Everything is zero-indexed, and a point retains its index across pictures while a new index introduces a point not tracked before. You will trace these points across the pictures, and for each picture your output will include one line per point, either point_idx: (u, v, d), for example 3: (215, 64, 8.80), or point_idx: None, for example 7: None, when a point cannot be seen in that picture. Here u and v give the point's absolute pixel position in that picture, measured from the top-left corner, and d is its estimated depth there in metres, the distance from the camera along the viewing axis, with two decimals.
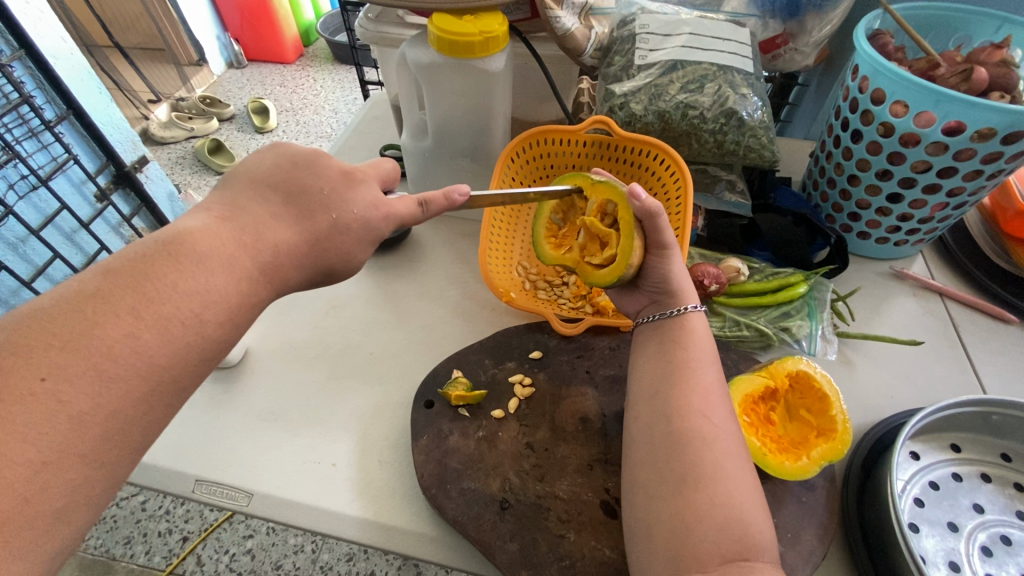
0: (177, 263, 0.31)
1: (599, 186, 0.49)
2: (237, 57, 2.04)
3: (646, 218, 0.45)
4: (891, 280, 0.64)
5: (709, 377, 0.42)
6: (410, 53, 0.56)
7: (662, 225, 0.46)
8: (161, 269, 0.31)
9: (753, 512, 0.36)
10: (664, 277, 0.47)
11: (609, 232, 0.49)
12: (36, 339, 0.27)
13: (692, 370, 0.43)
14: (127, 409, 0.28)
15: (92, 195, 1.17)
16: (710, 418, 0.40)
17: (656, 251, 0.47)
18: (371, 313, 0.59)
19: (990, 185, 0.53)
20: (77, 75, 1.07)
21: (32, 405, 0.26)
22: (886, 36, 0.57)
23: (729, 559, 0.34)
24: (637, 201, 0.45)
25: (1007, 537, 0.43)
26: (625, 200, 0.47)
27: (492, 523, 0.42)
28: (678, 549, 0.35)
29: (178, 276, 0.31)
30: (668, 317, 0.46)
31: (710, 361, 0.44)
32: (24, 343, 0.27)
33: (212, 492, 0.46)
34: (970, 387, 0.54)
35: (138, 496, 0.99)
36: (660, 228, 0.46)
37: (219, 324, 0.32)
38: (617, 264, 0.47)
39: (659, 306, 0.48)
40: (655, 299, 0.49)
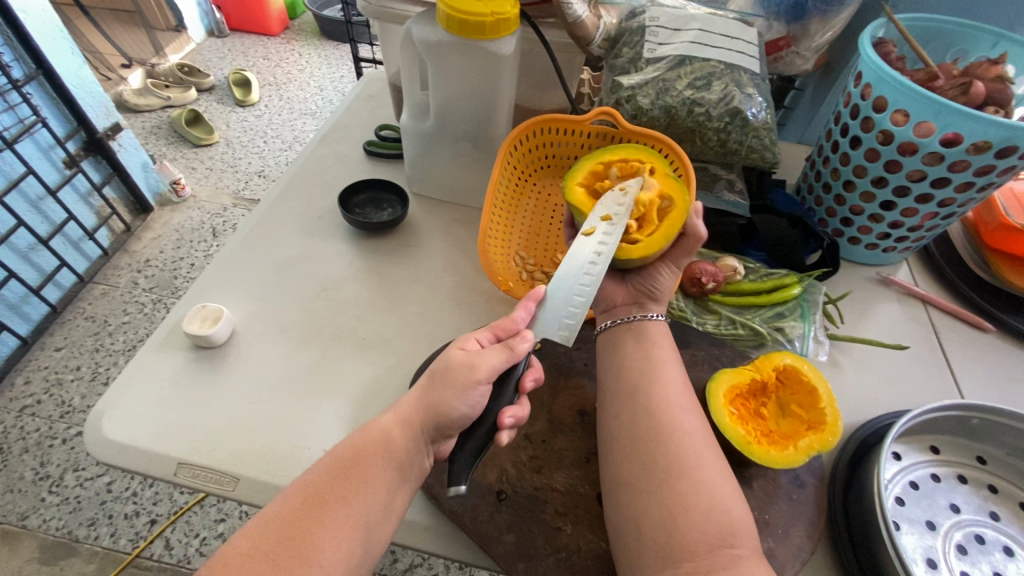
0: (369, 453, 0.37)
1: (671, 180, 0.51)
2: (219, 25, 1.97)
3: (691, 234, 0.49)
4: (876, 285, 0.65)
5: (677, 372, 0.44)
6: (416, 30, 0.54)
7: (693, 249, 0.49)
8: (361, 449, 0.38)
9: (746, 506, 0.37)
10: (656, 280, 0.50)
11: (650, 222, 0.50)
12: (280, 501, 0.36)
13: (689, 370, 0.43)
14: (307, 520, 0.34)
15: (60, 160, 1.11)
16: (700, 414, 0.40)
17: (669, 262, 0.50)
18: (365, 295, 0.59)
19: (979, 198, 0.54)
20: (48, 33, 1.02)
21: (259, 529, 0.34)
22: (888, 44, 0.58)
23: (720, 548, 0.34)
24: (697, 219, 0.48)
25: (982, 536, 0.45)
26: (685, 211, 0.49)
27: (488, 513, 0.41)
28: (672, 539, 0.35)
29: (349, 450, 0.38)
30: (648, 320, 0.47)
31: (676, 359, 0.45)
32: (278, 512, 0.35)
33: (196, 476, 0.45)
34: (949, 390, 0.56)
35: (106, 477, 1.01)
36: (687, 250, 0.50)
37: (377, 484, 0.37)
38: (646, 247, 0.48)
39: (641, 308, 0.49)
40: (639, 300, 0.49)
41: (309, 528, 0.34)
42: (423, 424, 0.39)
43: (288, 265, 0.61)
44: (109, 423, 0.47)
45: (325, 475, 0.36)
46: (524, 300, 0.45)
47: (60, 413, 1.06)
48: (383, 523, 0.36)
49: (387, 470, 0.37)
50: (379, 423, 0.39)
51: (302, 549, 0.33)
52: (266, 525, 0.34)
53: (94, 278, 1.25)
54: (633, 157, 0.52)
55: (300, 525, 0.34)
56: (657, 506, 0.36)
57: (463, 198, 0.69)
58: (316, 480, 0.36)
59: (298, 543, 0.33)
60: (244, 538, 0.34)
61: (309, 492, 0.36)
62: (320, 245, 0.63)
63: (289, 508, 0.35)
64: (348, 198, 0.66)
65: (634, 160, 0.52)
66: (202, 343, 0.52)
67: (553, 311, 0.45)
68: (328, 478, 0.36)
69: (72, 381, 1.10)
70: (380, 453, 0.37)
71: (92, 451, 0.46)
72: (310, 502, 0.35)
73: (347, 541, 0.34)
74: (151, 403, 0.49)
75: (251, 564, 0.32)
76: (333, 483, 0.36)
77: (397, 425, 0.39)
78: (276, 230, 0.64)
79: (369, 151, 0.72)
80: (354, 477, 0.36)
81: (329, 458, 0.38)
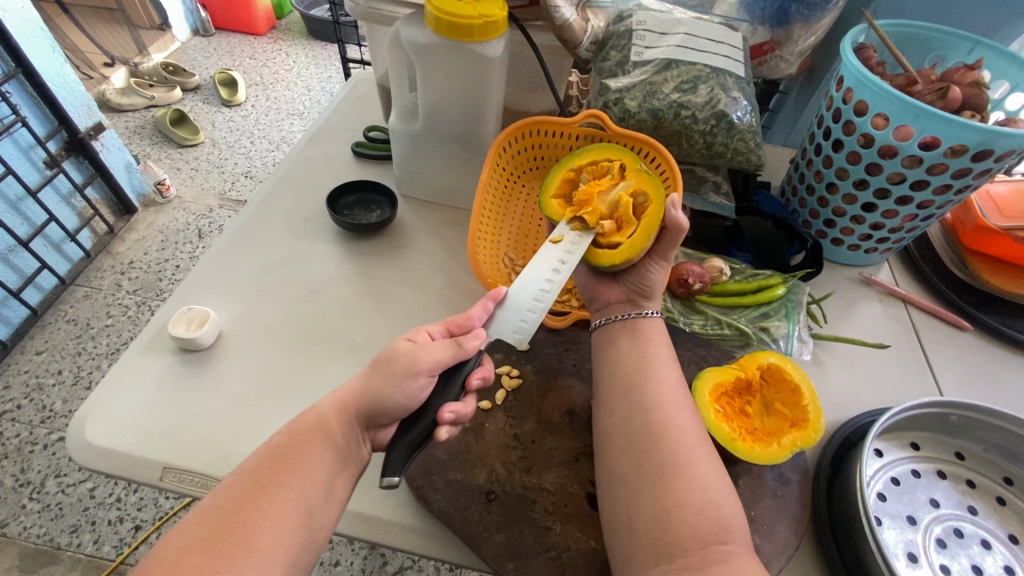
0: (308, 440, 0.38)
1: (642, 174, 0.50)
2: (204, 24, 1.95)
3: (671, 228, 0.48)
4: (859, 286, 0.66)
5: (668, 370, 0.44)
6: (404, 31, 0.54)
7: (676, 243, 0.49)
8: (300, 436, 0.38)
9: (732, 501, 0.38)
10: (646, 277, 0.50)
11: (630, 219, 0.50)
12: (215, 494, 0.36)
13: (661, 365, 0.44)
14: (243, 507, 0.35)
15: (40, 160, 1.10)
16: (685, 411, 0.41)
17: (655, 257, 0.50)
18: (355, 297, 0.59)
19: (957, 200, 0.56)
20: (28, 31, 1.01)
21: (195, 520, 0.35)
22: (869, 49, 0.59)
23: (708, 544, 0.35)
24: (675, 210, 0.47)
25: (960, 530, 0.46)
26: (662, 202, 0.48)
27: (478, 513, 0.41)
28: (662, 534, 0.35)
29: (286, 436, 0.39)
30: (642, 318, 0.48)
31: (667, 356, 0.45)
32: (214, 505, 0.35)
33: (183, 480, 0.45)
34: (929, 387, 0.57)
35: (88, 483, 0.99)
36: (672, 243, 0.49)
37: (320, 470, 0.37)
38: (625, 248, 0.48)
39: (634, 306, 0.49)
40: (631, 299, 0.50)
41: (249, 518, 0.34)
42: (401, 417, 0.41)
43: (274, 267, 0.60)
44: (93, 427, 0.47)
45: (262, 463, 0.37)
46: (484, 299, 0.45)
47: (41, 419, 1.04)
48: (325, 509, 0.37)
49: (330, 455, 0.38)
50: (317, 408, 0.40)
51: (241, 534, 0.34)
52: (202, 517, 0.34)
53: (75, 280, 1.23)
54: (601, 157, 0.52)
55: (237, 513, 0.34)
56: (646, 505, 0.36)
57: (452, 199, 0.69)
58: (253, 469, 0.37)
59: (237, 528, 0.34)
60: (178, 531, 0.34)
61: (246, 481, 0.36)
62: (307, 247, 0.63)
63: (227, 496, 0.35)
64: (336, 200, 0.66)
65: (601, 160, 0.52)
66: (188, 346, 0.52)
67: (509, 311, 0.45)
68: (263, 466, 0.37)
69: (53, 386, 1.08)
70: (318, 437, 0.38)
71: (75, 456, 0.45)
72: (249, 490, 0.36)
73: (288, 524, 0.35)
74: (136, 407, 0.49)
75: (186, 555, 0.33)
76: (269, 468, 0.37)
77: (336, 411, 0.40)
78: (263, 231, 0.64)
79: (358, 152, 0.72)
80: (289, 461, 0.37)
81: (269, 447, 0.38)
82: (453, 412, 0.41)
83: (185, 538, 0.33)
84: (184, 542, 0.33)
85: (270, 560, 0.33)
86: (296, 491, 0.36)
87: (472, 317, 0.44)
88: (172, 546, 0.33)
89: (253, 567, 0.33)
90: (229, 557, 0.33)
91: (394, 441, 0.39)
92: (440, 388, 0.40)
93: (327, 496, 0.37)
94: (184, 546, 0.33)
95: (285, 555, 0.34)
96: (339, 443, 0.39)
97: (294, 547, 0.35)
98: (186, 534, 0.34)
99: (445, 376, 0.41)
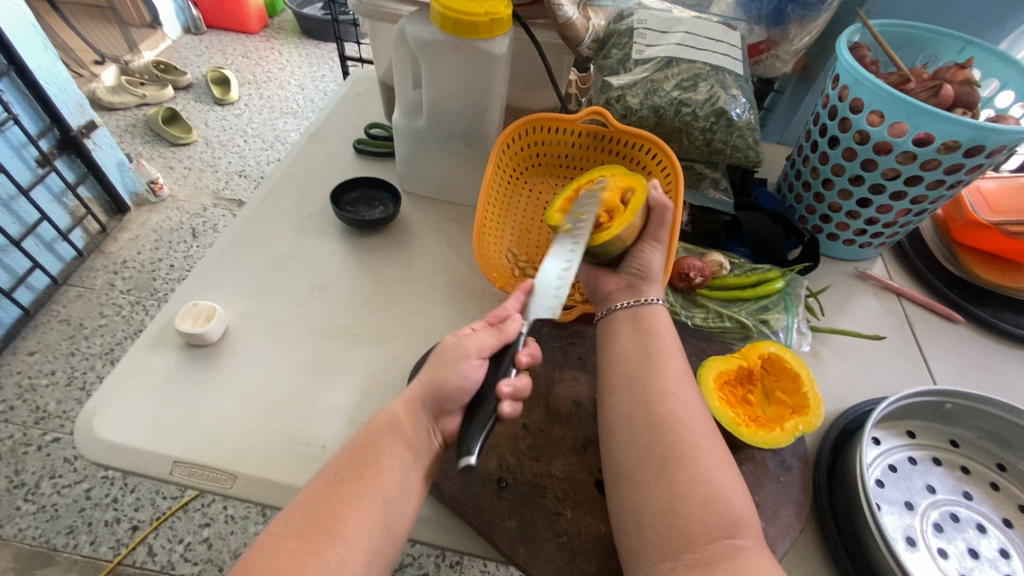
0: (387, 437, 0.39)
1: (627, 173, 0.54)
2: (195, 22, 1.93)
3: (658, 206, 0.51)
4: (854, 280, 0.68)
5: (677, 364, 0.45)
6: (410, 28, 0.55)
7: (664, 221, 0.51)
8: (379, 434, 0.40)
9: (739, 491, 0.38)
10: (642, 259, 0.51)
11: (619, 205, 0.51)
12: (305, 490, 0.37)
13: (671, 359, 0.45)
14: (329, 500, 0.36)
15: (33, 159, 1.09)
16: (691, 404, 0.42)
17: (646, 240, 0.52)
18: (360, 292, 0.59)
19: (949, 195, 0.57)
20: (20, 28, 1.00)
21: (287, 512, 0.36)
22: (863, 49, 0.60)
23: (714, 538, 0.35)
24: (656, 190, 0.52)
25: (956, 515, 0.48)
26: (644, 185, 0.52)
27: (490, 501, 0.42)
28: (672, 531, 0.36)
29: (365, 435, 0.40)
30: (644, 305, 0.48)
31: (676, 350, 0.46)
32: (305, 499, 0.37)
33: (193, 474, 0.45)
34: (923, 377, 0.59)
35: (84, 484, 0.98)
36: (659, 224, 0.51)
37: (400, 464, 0.39)
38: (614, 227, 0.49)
39: (634, 292, 0.50)
40: (632, 286, 0.51)
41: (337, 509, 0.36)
42: (428, 411, 0.41)
43: (278, 263, 0.61)
44: (101, 422, 0.47)
45: (344, 459, 0.39)
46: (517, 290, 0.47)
47: (35, 419, 1.03)
48: (404, 500, 0.38)
49: (406, 449, 0.39)
50: (390, 408, 0.41)
51: (331, 525, 0.35)
52: (295, 510, 0.36)
53: (68, 280, 1.22)
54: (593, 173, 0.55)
55: (326, 505, 0.36)
56: (651, 501, 0.37)
57: (454, 196, 0.69)
58: (338, 465, 0.38)
59: (327, 519, 0.35)
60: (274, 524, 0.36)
61: (331, 476, 0.38)
62: (311, 243, 0.63)
63: (316, 491, 0.37)
64: (339, 196, 0.66)
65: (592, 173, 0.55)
66: (195, 341, 0.52)
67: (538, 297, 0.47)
68: (345, 462, 0.38)
69: (46, 386, 1.07)
70: (393, 434, 0.40)
71: (84, 450, 0.45)
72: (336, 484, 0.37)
73: (372, 514, 0.36)
74: (144, 402, 0.49)
75: (284, 544, 0.34)
76: (353, 462, 0.38)
77: (409, 409, 0.41)
78: (267, 227, 0.64)
79: (360, 149, 0.72)
80: (374, 456, 0.38)
81: (351, 445, 0.40)
82: (510, 384, 0.41)
83: (281, 530, 0.35)
84: (280, 533, 0.35)
85: (357, 548, 0.35)
86: (379, 484, 0.37)
87: (506, 308, 0.46)
88: (272, 534, 0.35)
89: (341, 556, 0.34)
90: (320, 546, 0.34)
91: (468, 424, 0.40)
92: (491, 368, 0.42)
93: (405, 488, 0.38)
94: (283, 536, 0.35)
95: (370, 545, 0.35)
96: (414, 442, 0.40)
97: (376, 536, 0.36)
98: (281, 525, 0.35)
99: (495, 357, 0.43)
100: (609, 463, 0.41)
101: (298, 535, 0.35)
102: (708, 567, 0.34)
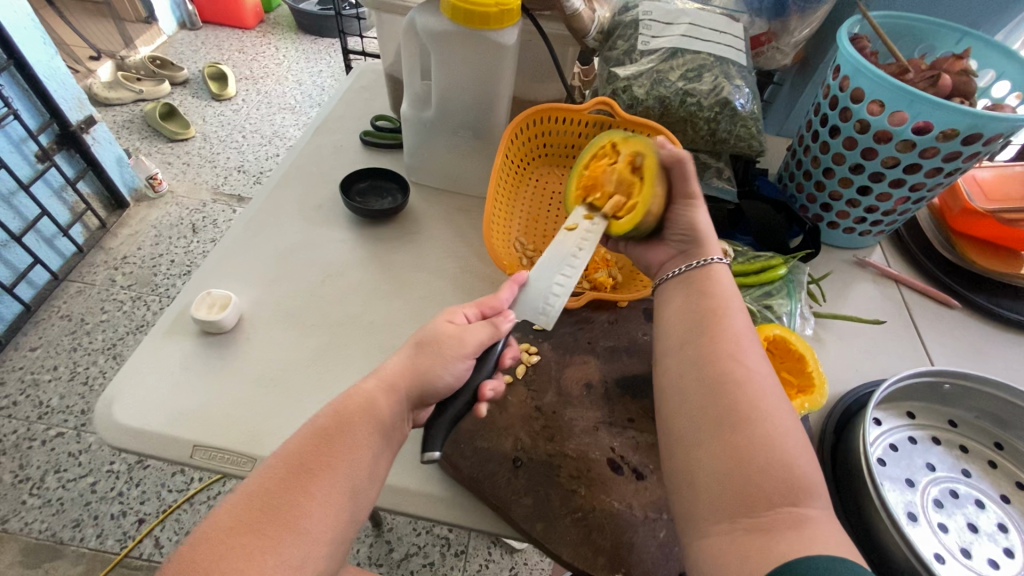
0: (354, 423, 0.38)
1: (631, 138, 0.53)
2: (190, 17, 1.92)
3: (672, 163, 0.49)
4: (853, 267, 0.70)
5: (742, 322, 0.42)
6: (420, 19, 0.56)
7: (687, 173, 0.49)
8: (347, 419, 0.38)
9: (809, 462, 0.35)
10: (689, 222, 0.50)
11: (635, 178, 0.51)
12: (259, 477, 0.36)
13: (736, 318, 0.43)
14: (291, 490, 0.35)
15: (32, 154, 1.09)
16: (751, 364, 0.39)
17: (679, 199, 0.51)
18: (371, 281, 0.60)
19: (946, 182, 0.59)
20: (20, 23, 1.00)
21: (239, 502, 0.34)
22: (864, 40, 0.61)
23: (778, 504, 0.33)
24: (665, 146, 0.50)
25: (955, 491, 0.49)
26: (653, 147, 0.51)
27: (506, 479, 0.43)
28: (730, 494, 0.34)
29: (332, 420, 0.38)
30: (706, 265, 0.47)
31: (738, 309, 0.44)
32: (262, 487, 0.35)
33: (212, 457, 0.46)
34: (922, 360, 0.60)
35: (89, 478, 0.99)
36: (683, 178, 0.49)
37: (369, 452, 0.38)
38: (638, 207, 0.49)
39: (688, 257, 0.49)
40: (685, 252, 0.50)
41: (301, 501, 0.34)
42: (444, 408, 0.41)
43: (290, 253, 0.61)
44: (119, 408, 0.48)
45: (310, 445, 0.37)
46: (511, 282, 0.48)
47: (39, 414, 1.03)
48: (366, 488, 0.38)
49: (376, 436, 0.39)
50: (363, 389, 0.40)
51: (290, 517, 0.34)
52: (251, 499, 0.34)
53: (68, 275, 1.22)
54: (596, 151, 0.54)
55: (286, 495, 0.34)
56: (708, 462, 0.35)
57: (461, 186, 0.70)
58: (302, 451, 0.37)
59: (287, 511, 0.34)
60: (224, 514, 0.34)
61: (293, 461, 0.36)
62: (321, 233, 0.64)
63: (274, 478, 0.35)
64: (348, 186, 0.67)
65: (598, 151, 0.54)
66: (211, 329, 0.53)
67: (534, 295, 0.47)
68: (312, 448, 0.37)
69: (49, 382, 1.07)
70: (364, 419, 0.39)
71: (103, 436, 0.46)
72: (298, 472, 0.35)
73: (335, 505, 0.35)
74: (160, 388, 0.49)
75: (241, 536, 0.32)
76: (318, 448, 0.37)
77: (381, 395, 0.40)
78: (276, 217, 0.65)
79: (367, 141, 0.73)
80: (339, 442, 0.37)
81: (314, 427, 0.38)
82: (493, 388, 0.44)
83: (233, 521, 0.33)
84: (234, 525, 0.33)
85: (319, 540, 0.34)
86: (344, 473, 0.36)
87: (500, 299, 0.47)
88: (223, 525, 0.33)
89: (303, 549, 0.33)
90: (281, 540, 0.33)
91: (435, 419, 0.42)
92: (478, 368, 0.44)
93: (371, 476, 0.38)
94: (237, 528, 0.33)
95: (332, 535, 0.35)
96: (385, 428, 0.39)
97: (338, 526, 0.35)
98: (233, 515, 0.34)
99: (481, 356, 0.45)
100: (664, 433, 0.40)
101: (259, 527, 0.33)
102: (757, 543, 0.32)
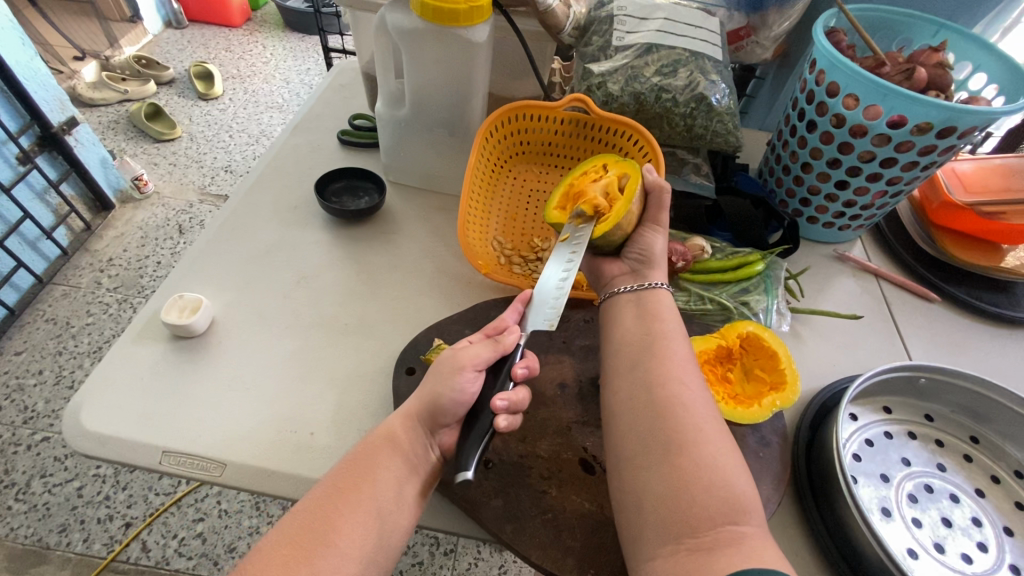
0: (380, 454, 0.39)
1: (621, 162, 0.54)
2: (176, 16, 1.90)
3: (653, 188, 0.51)
4: (834, 261, 0.69)
5: (681, 350, 0.42)
6: (390, 17, 0.55)
7: (661, 204, 0.51)
8: (373, 451, 0.39)
9: (745, 479, 0.36)
10: (646, 246, 0.50)
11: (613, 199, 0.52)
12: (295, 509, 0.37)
13: (675, 344, 0.42)
14: (322, 519, 0.36)
15: (13, 156, 1.07)
16: (694, 388, 0.40)
17: (649, 223, 0.51)
18: (347, 281, 0.60)
19: (924, 175, 0.58)
20: None
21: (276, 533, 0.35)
22: (840, 33, 0.61)
23: (718, 523, 0.33)
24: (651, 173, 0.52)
25: (930, 485, 0.49)
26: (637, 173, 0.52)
27: (477, 481, 0.43)
28: (675, 512, 0.34)
29: (361, 452, 0.39)
30: (647, 289, 0.47)
31: (678, 335, 0.43)
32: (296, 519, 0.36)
33: (182, 462, 0.46)
34: (900, 354, 0.60)
35: (75, 482, 0.98)
36: (659, 206, 0.51)
37: (396, 481, 0.38)
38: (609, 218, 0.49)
39: (637, 277, 0.49)
40: (635, 271, 0.50)
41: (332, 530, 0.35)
42: (432, 414, 0.41)
43: (264, 254, 0.61)
44: (89, 415, 0.47)
45: (340, 477, 0.38)
46: (517, 302, 0.48)
47: (24, 419, 1.02)
48: (397, 517, 0.38)
49: (400, 465, 0.39)
50: (388, 422, 0.41)
51: (322, 546, 0.34)
52: (287, 530, 0.35)
53: (53, 278, 1.21)
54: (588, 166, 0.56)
55: (319, 524, 0.35)
56: (662, 472, 0.35)
57: (439, 185, 0.70)
58: (333, 483, 0.38)
59: (320, 540, 0.35)
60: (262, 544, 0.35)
61: (326, 493, 0.37)
62: (297, 234, 0.63)
63: (308, 509, 0.36)
64: (324, 187, 0.66)
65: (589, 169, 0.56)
66: (182, 333, 0.52)
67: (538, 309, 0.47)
68: (342, 478, 0.38)
69: (34, 386, 1.06)
70: (389, 450, 0.39)
71: (73, 443, 0.46)
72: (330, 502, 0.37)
73: (365, 533, 0.36)
74: (132, 394, 0.49)
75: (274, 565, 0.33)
76: (349, 479, 0.38)
77: (406, 426, 0.41)
78: (252, 219, 0.64)
79: (344, 140, 0.73)
80: (368, 471, 0.38)
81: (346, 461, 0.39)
82: (506, 398, 0.41)
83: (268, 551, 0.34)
84: (268, 554, 0.34)
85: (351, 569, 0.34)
86: (373, 502, 0.37)
87: (505, 319, 0.47)
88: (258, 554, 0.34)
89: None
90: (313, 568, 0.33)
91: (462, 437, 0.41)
92: (489, 382, 0.42)
93: (401, 506, 0.38)
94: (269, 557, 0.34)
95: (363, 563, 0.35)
96: (410, 456, 0.40)
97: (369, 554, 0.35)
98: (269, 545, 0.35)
99: (492, 372, 0.43)
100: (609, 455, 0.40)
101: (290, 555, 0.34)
102: (710, 552, 0.32)
